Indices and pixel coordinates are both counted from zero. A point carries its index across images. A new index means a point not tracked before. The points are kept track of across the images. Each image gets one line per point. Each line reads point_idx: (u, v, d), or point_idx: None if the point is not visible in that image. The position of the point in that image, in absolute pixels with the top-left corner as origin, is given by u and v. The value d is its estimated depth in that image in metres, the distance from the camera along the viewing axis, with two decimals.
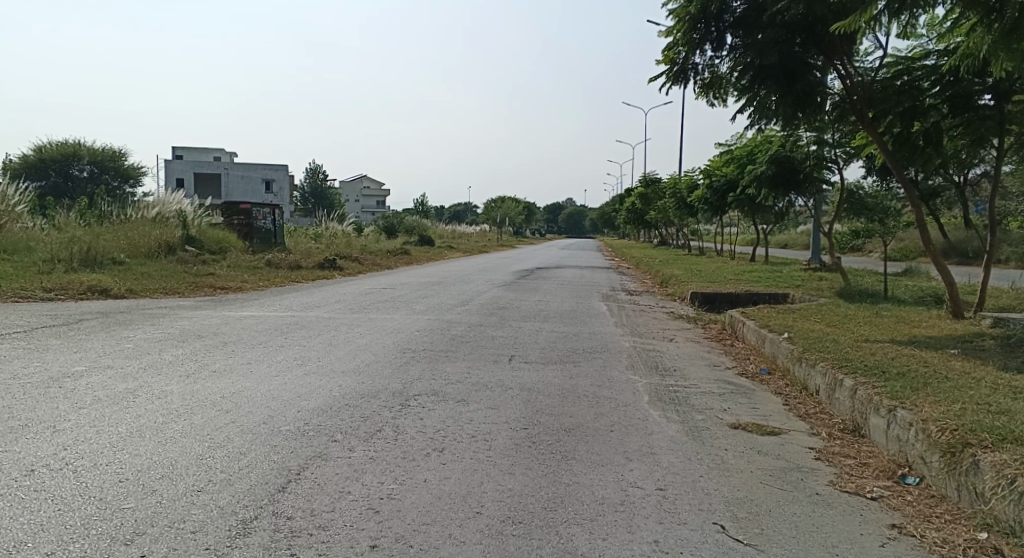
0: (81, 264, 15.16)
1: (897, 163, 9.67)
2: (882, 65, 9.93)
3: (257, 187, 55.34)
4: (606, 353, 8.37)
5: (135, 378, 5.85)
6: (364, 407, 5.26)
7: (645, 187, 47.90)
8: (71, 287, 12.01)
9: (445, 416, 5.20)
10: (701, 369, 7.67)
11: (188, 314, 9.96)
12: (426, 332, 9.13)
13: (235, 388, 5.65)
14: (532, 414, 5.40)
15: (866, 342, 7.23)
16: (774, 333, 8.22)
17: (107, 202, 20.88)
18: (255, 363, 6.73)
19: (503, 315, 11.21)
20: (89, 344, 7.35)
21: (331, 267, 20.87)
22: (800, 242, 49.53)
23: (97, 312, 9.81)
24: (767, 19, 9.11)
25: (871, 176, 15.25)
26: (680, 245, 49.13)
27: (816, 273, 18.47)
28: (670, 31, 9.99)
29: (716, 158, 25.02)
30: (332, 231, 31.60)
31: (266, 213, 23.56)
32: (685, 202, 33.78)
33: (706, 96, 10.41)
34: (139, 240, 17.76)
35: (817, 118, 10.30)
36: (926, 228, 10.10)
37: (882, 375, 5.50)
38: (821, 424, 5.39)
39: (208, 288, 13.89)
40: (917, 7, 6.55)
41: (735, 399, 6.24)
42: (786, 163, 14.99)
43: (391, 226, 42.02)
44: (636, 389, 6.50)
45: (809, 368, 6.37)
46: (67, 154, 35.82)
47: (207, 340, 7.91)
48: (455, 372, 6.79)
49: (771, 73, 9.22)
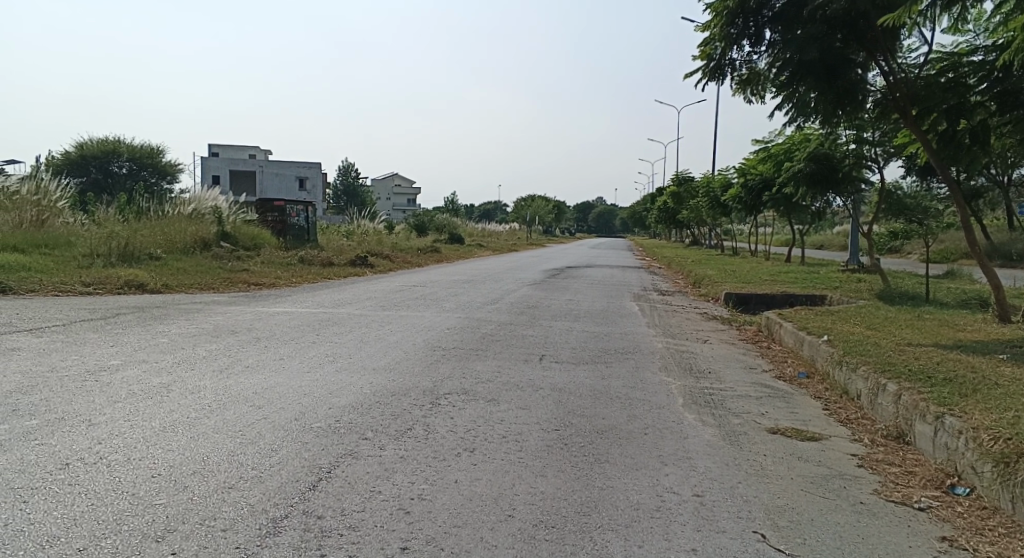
0: (119, 259, 15.43)
1: (941, 162, 9.38)
2: (927, 61, 9.64)
3: (290, 185, 55.99)
4: (638, 354, 8.25)
5: (169, 373, 5.90)
6: (395, 405, 5.23)
7: (678, 186, 47.46)
8: (108, 281, 12.22)
9: (476, 415, 5.14)
10: (736, 372, 7.50)
11: (222, 310, 10.05)
12: (457, 330, 9.09)
13: (267, 384, 5.66)
14: (564, 415, 5.31)
15: (908, 346, 7.01)
16: (813, 335, 8.01)
17: (145, 198, 21.25)
18: (287, 359, 6.75)
19: (534, 314, 11.13)
20: (125, 339, 7.44)
21: (362, 265, 20.99)
22: (836, 244, 48.64)
23: (134, 306, 9.94)
24: (807, 14, 8.90)
25: (910, 175, 14.86)
26: (712, 245, 48.50)
27: (854, 275, 18.07)
28: (707, 26, 9.85)
29: (752, 157, 24.61)
30: (364, 229, 31.82)
31: (300, 210, 23.79)
32: (719, 201, 33.35)
33: (743, 92, 10.22)
34: (175, 236, 18.04)
35: (858, 116, 10.04)
36: (971, 229, 9.77)
37: (928, 380, 5.30)
38: (863, 430, 5.21)
39: (242, 284, 14.03)
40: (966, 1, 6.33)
41: (773, 403, 6.08)
42: (825, 161, 14.63)
43: (422, 224, 42.21)
44: (670, 391, 6.38)
45: (850, 371, 6.19)
46: (107, 151, 36.56)
47: (240, 336, 7.96)
48: (486, 371, 6.74)
49: (811, 69, 9.00)
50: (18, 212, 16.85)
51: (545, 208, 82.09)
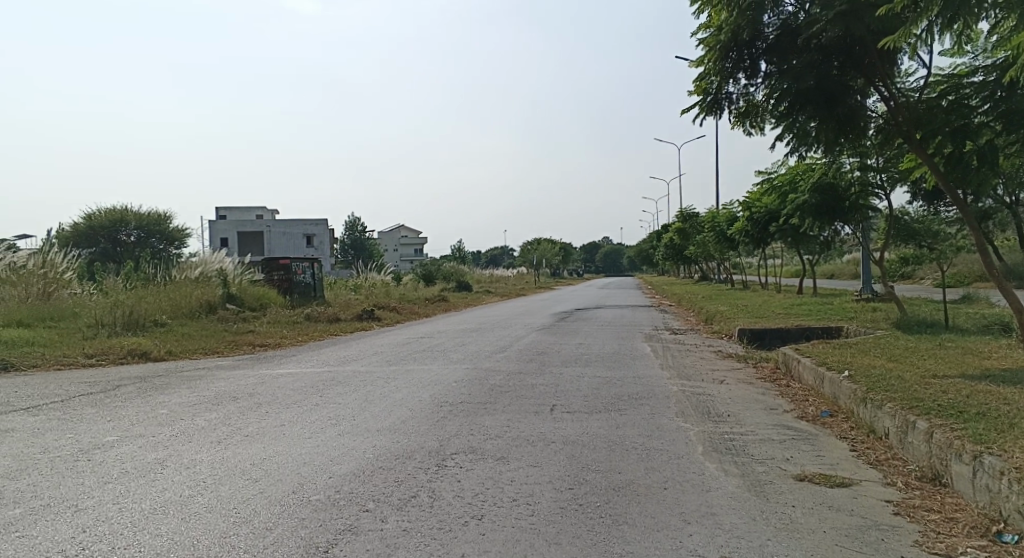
0: (124, 328, 15.33)
1: (950, 185, 9.20)
2: (927, 85, 9.53)
3: (297, 242, 56.34)
4: (653, 398, 7.95)
5: (165, 447, 5.67)
6: (399, 470, 4.98)
7: (682, 222, 47.48)
8: (112, 352, 12.08)
9: (484, 476, 4.88)
10: (756, 414, 7.19)
11: (224, 375, 9.85)
12: (464, 383, 8.82)
13: (265, 454, 5.42)
14: (578, 470, 5.04)
15: (934, 378, 6.69)
16: (833, 371, 7.71)
17: (152, 264, 21.30)
18: (288, 425, 6.51)
19: (544, 361, 10.86)
20: (123, 412, 7.22)
21: (369, 318, 20.83)
22: (847, 272, 48.30)
23: (135, 376, 9.76)
24: (802, 44, 8.85)
25: (916, 201, 14.72)
26: (721, 279, 48.22)
27: (869, 304, 17.80)
28: (701, 62, 9.84)
29: (756, 191, 24.52)
30: (371, 282, 31.79)
31: (305, 267, 23.75)
32: (725, 235, 33.23)
33: (742, 125, 10.15)
34: (181, 300, 17.97)
35: (861, 143, 9.92)
36: (987, 252, 9.52)
37: (960, 416, 5.00)
38: (895, 473, 4.91)
39: (247, 346, 13.87)
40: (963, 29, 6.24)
41: (797, 446, 5.78)
42: (830, 191, 14.72)
43: (429, 274, 42.19)
44: (689, 438, 6.09)
45: (876, 409, 5.89)
46: (116, 220, 36.99)
47: (241, 402, 7.73)
48: (494, 426, 6.47)
49: (810, 99, 8.89)
50: (24, 286, 16.86)
51: (551, 252, 82.28)
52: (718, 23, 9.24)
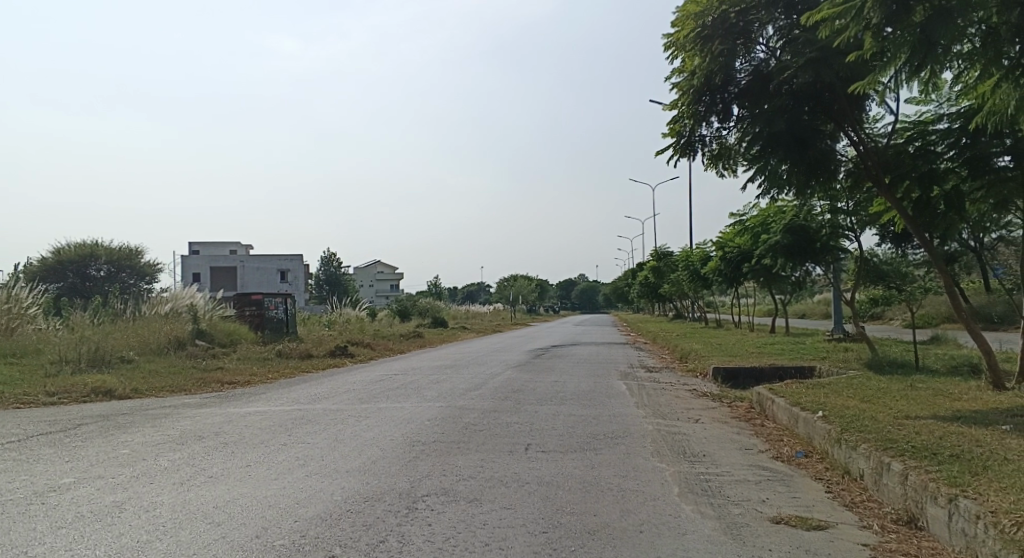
0: (89, 364, 14.94)
1: (918, 228, 9.37)
2: (895, 130, 9.78)
3: (271, 277, 55.78)
4: (629, 438, 7.87)
5: (124, 489, 5.46)
6: (368, 513, 4.84)
7: (657, 261, 47.95)
8: (75, 390, 11.74)
9: (456, 520, 4.74)
10: (731, 454, 7.15)
11: (191, 413, 9.59)
12: (438, 422, 8.68)
13: (228, 497, 5.24)
14: (551, 513, 4.94)
15: (907, 419, 6.71)
16: (807, 411, 7.71)
17: (120, 299, 20.90)
18: (254, 465, 6.32)
19: (518, 399, 10.75)
20: (82, 452, 6.97)
21: (342, 355, 20.57)
22: (818, 311, 48.99)
23: (97, 415, 9.47)
24: (773, 89, 9.04)
25: (885, 243, 14.99)
26: (695, 318, 48.57)
27: (840, 344, 17.96)
28: (674, 105, 10.00)
29: (729, 231, 24.87)
30: (345, 318, 31.50)
31: (278, 303, 23.47)
32: (699, 274, 33.55)
33: (715, 167, 10.31)
34: (149, 336, 17.60)
35: (831, 186, 10.11)
36: (955, 293, 9.68)
37: (934, 458, 5.00)
38: (871, 515, 4.87)
39: (216, 383, 13.57)
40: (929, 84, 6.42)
41: (773, 488, 5.73)
42: (801, 233, 14.96)
43: (404, 310, 41.95)
44: (664, 479, 6.01)
45: (850, 450, 5.88)
46: (85, 255, 36.39)
47: (207, 442, 7.52)
48: (467, 466, 6.35)
49: (781, 142, 9.05)
50: None
51: (527, 288, 82.42)
52: (692, 68, 9.43)
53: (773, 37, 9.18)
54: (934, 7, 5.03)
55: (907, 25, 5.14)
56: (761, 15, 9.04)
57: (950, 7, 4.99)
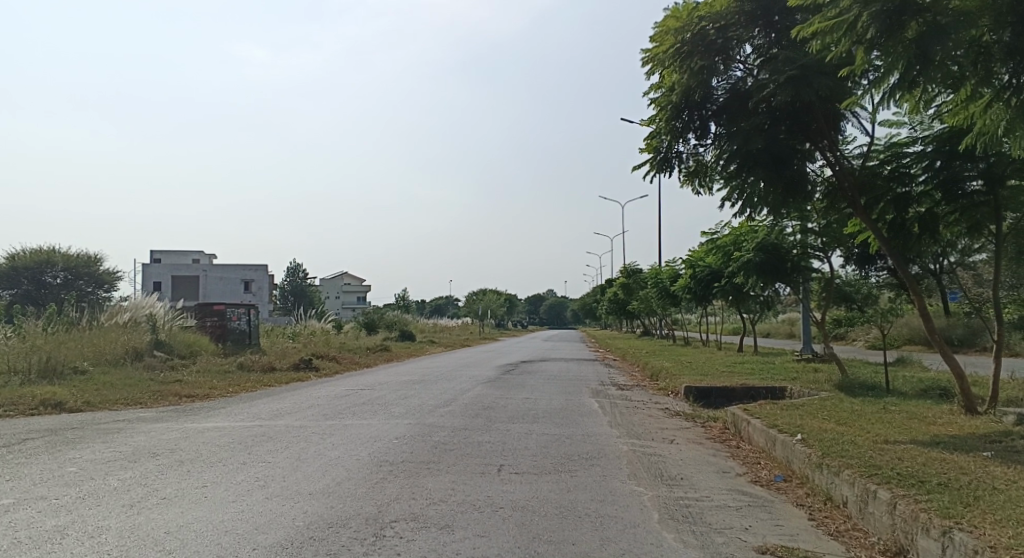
0: (39, 374, 14.30)
1: (892, 251, 9.38)
2: (869, 152, 9.80)
3: (235, 288, 54.72)
4: (604, 459, 7.64)
5: (68, 512, 5.06)
6: (332, 540, 4.53)
7: (626, 278, 48.14)
8: (22, 402, 11.15)
9: (427, 548, 4.46)
10: (709, 477, 6.95)
11: (145, 428, 9.12)
12: (406, 441, 8.36)
13: (182, 521, 4.87)
14: (528, 541, 4.68)
15: (887, 444, 6.60)
16: (785, 434, 7.57)
17: (75, 307, 20.16)
18: (211, 486, 5.95)
19: (489, 416, 10.47)
20: (25, 470, 6.52)
21: (306, 368, 20.07)
22: (783, 332, 49.57)
23: (45, 429, 8.97)
24: (752, 107, 8.98)
25: (849, 265, 15.08)
26: (663, 335, 48.76)
27: (810, 364, 17.99)
28: (652, 121, 9.90)
29: (700, 249, 25.01)
30: (311, 331, 30.89)
31: (241, 314, 22.88)
32: (668, 292, 33.69)
33: (691, 184, 10.21)
34: (104, 347, 16.96)
35: (806, 206, 10.07)
36: (930, 316, 9.67)
37: (921, 486, 4.88)
38: (857, 545, 4.71)
39: (174, 397, 13.05)
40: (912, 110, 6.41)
41: (755, 514, 5.55)
42: (774, 252, 14.99)
43: (371, 322, 41.34)
44: (643, 504, 5.79)
45: (833, 475, 5.74)
46: (40, 261, 35.25)
47: (161, 460, 7.11)
48: (437, 488, 6.07)
49: (758, 160, 8.96)
50: None
51: (495, 302, 82.00)
52: (670, 84, 9.35)
53: (751, 56, 9.15)
54: (928, 23, 5.11)
55: (899, 40, 5.19)
56: (740, 32, 9.01)
57: (944, 23, 5.06)
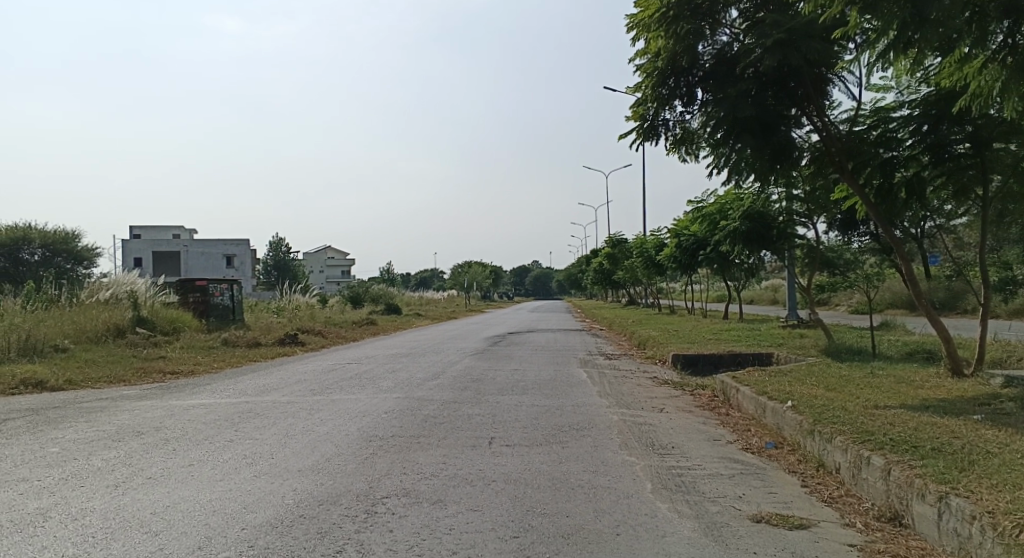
0: (19, 353, 14.04)
1: (880, 216, 9.33)
2: (857, 117, 9.70)
3: (218, 263, 54.14)
4: (595, 429, 7.61)
5: (50, 494, 4.93)
6: (322, 519, 4.44)
7: (612, 247, 48.10)
8: (1, 381, 10.94)
9: (420, 525, 4.39)
10: (701, 445, 6.94)
11: (129, 407, 8.96)
12: (396, 415, 8.27)
13: (169, 501, 4.77)
14: (522, 515, 4.62)
15: (877, 409, 6.60)
16: (775, 401, 7.57)
17: (54, 285, 19.81)
18: (198, 465, 5.84)
19: (478, 388, 10.41)
20: (5, 452, 6.36)
21: (292, 343, 19.90)
22: (767, 298, 49.91)
23: (26, 408, 8.80)
24: (739, 72, 8.82)
25: (833, 231, 15.07)
26: (649, 304, 48.94)
27: (796, 331, 18.08)
28: (638, 88, 9.72)
29: (686, 217, 24.98)
30: (295, 305, 30.64)
31: (224, 289, 22.58)
32: (654, 261, 33.69)
33: (679, 152, 10.01)
34: (85, 324, 16.68)
35: (794, 172, 9.97)
36: (916, 281, 9.66)
37: (914, 452, 4.87)
38: (851, 512, 4.71)
39: (157, 374, 12.87)
40: (903, 72, 6.31)
41: (748, 483, 5.53)
42: (760, 219, 15.05)
43: (356, 296, 41.10)
44: (636, 475, 5.75)
45: (825, 442, 5.73)
46: (17, 238, 34.56)
47: (146, 438, 6.98)
48: (428, 462, 6.00)
49: (746, 126, 8.82)
50: None
51: (480, 275, 81.73)
52: (656, 49, 9.16)
53: (737, 21, 8.99)
54: None
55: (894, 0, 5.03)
56: None
57: None
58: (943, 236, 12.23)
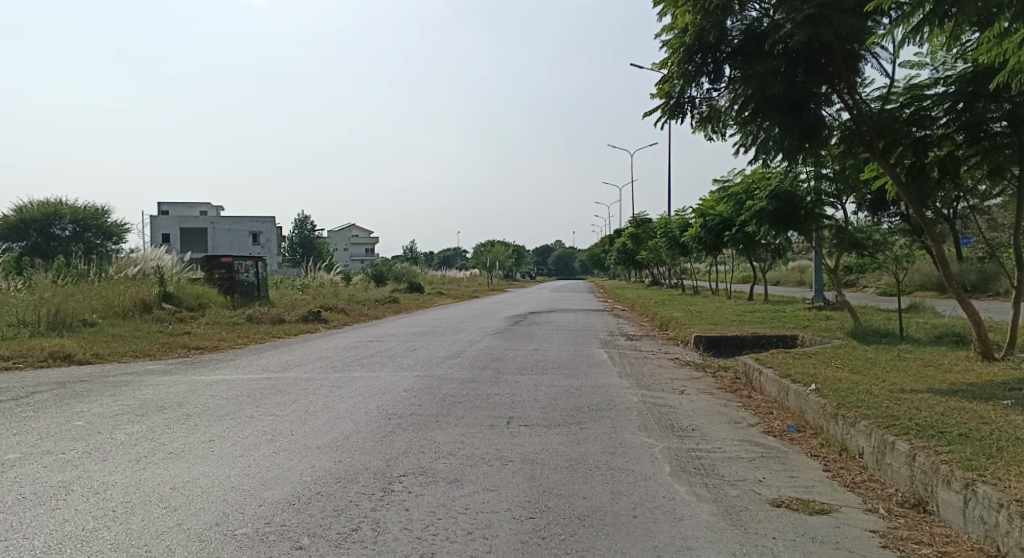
0: (49, 327, 14.28)
1: (911, 196, 9.08)
2: (889, 94, 9.42)
3: (244, 240, 54.70)
4: (614, 411, 7.56)
5: (74, 467, 5.00)
6: (340, 496, 4.45)
7: (636, 227, 47.75)
8: (31, 354, 11.16)
9: (436, 504, 4.38)
10: (721, 428, 6.86)
11: (154, 381, 9.09)
12: (415, 393, 8.29)
13: (189, 477, 4.82)
14: (539, 496, 4.60)
15: (903, 393, 6.47)
16: (799, 384, 7.45)
17: (84, 260, 20.13)
18: (219, 441, 5.89)
19: (498, 368, 10.41)
20: (32, 424, 6.48)
21: (315, 320, 20.06)
22: (793, 279, 49.36)
23: (54, 382, 8.97)
24: (768, 48, 8.59)
25: (862, 211, 14.75)
26: (673, 284, 48.63)
27: (822, 312, 17.83)
28: (663, 64, 9.53)
29: (711, 197, 24.67)
30: (319, 282, 30.89)
31: (249, 266, 22.78)
32: (678, 241, 33.40)
33: (704, 130, 9.84)
34: (114, 299, 16.95)
35: (822, 151, 9.73)
36: (947, 263, 9.42)
37: (941, 438, 4.75)
38: (875, 497, 4.61)
39: (183, 349, 13.06)
40: (937, 47, 6.06)
41: (769, 466, 5.45)
42: (787, 199, 14.71)
43: (379, 274, 41.35)
44: (655, 457, 5.70)
45: (849, 426, 5.62)
46: (48, 213, 35.17)
47: (169, 413, 7.06)
48: (446, 442, 5.99)
49: (774, 104, 8.60)
50: None
51: (502, 254, 81.61)
52: (683, 24, 8.95)
53: None
54: None
55: None
56: None
57: None
58: (976, 217, 11.93)
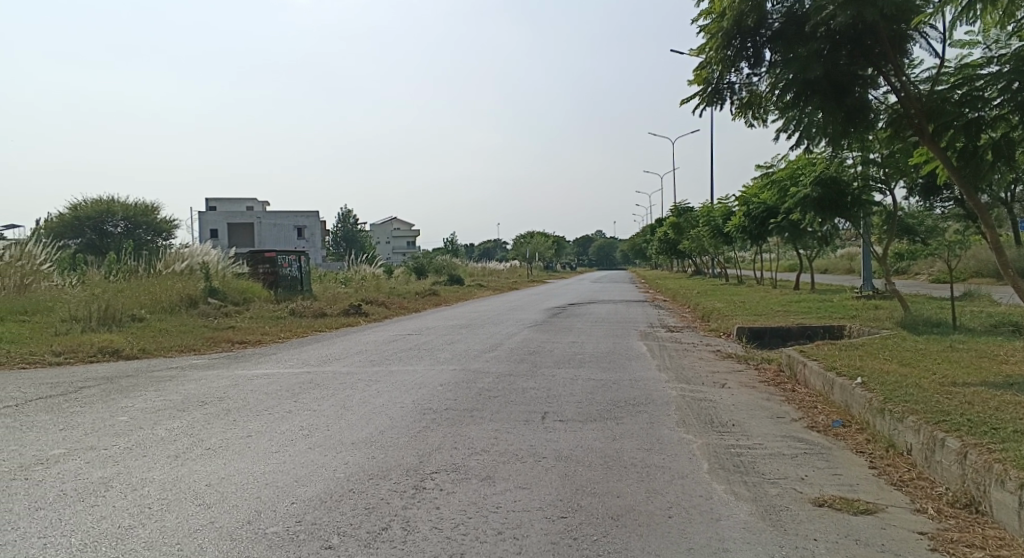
0: (99, 322, 14.67)
1: (962, 180, 8.69)
2: (939, 74, 9.02)
3: (288, 234, 55.66)
4: (652, 405, 7.43)
5: (115, 464, 5.10)
6: (371, 494, 4.44)
7: (677, 217, 47.08)
8: (82, 350, 11.49)
9: (467, 502, 4.34)
10: (762, 424, 6.67)
11: (197, 376, 9.25)
12: (451, 387, 8.27)
13: (225, 473, 4.87)
14: (571, 494, 4.52)
15: (955, 387, 6.20)
16: (844, 378, 7.20)
17: (133, 257, 20.68)
18: (255, 437, 5.95)
19: (534, 361, 10.35)
20: (78, 420, 6.65)
21: (356, 313, 20.26)
22: (841, 267, 48.19)
23: (102, 377, 9.21)
24: (810, 30, 8.30)
25: (912, 196, 14.22)
26: (716, 273, 47.91)
27: (870, 301, 17.29)
28: (701, 50, 9.30)
29: (754, 185, 24.10)
30: (361, 275, 31.23)
31: (292, 261, 23.09)
32: (721, 230, 32.81)
33: (745, 116, 9.58)
34: (161, 294, 17.34)
35: (868, 135, 9.37)
36: (1003, 250, 8.98)
37: (995, 435, 4.52)
38: (923, 497, 4.41)
39: (226, 343, 13.30)
40: (992, 25, 5.75)
41: (811, 464, 5.27)
42: (832, 185, 14.25)
43: (420, 267, 41.61)
44: (693, 454, 5.56)
45: (896, 421, 5.40)
46: (102, 211, 36.29)
47: (209, 409, 7.17)
48: (480, 438, 5.95)
49: (817, 88, 8.32)
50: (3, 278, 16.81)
51: (543, 245, 81.35)
52: (721, 9, 8.71)
53: None
54: None
55: None
56: None
57: None
58: None
